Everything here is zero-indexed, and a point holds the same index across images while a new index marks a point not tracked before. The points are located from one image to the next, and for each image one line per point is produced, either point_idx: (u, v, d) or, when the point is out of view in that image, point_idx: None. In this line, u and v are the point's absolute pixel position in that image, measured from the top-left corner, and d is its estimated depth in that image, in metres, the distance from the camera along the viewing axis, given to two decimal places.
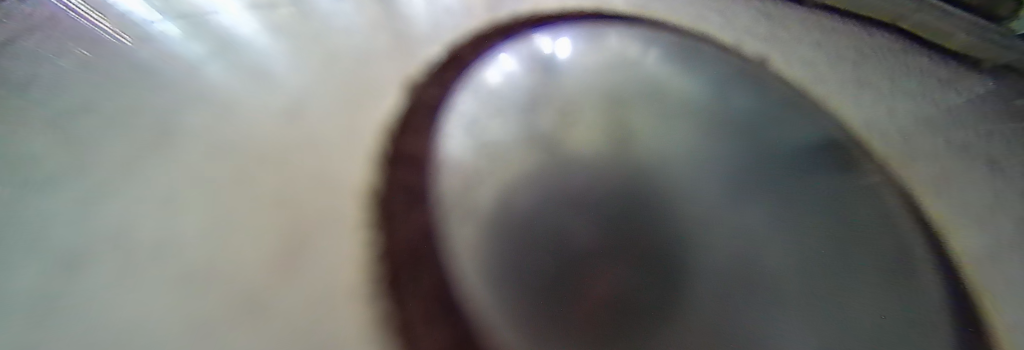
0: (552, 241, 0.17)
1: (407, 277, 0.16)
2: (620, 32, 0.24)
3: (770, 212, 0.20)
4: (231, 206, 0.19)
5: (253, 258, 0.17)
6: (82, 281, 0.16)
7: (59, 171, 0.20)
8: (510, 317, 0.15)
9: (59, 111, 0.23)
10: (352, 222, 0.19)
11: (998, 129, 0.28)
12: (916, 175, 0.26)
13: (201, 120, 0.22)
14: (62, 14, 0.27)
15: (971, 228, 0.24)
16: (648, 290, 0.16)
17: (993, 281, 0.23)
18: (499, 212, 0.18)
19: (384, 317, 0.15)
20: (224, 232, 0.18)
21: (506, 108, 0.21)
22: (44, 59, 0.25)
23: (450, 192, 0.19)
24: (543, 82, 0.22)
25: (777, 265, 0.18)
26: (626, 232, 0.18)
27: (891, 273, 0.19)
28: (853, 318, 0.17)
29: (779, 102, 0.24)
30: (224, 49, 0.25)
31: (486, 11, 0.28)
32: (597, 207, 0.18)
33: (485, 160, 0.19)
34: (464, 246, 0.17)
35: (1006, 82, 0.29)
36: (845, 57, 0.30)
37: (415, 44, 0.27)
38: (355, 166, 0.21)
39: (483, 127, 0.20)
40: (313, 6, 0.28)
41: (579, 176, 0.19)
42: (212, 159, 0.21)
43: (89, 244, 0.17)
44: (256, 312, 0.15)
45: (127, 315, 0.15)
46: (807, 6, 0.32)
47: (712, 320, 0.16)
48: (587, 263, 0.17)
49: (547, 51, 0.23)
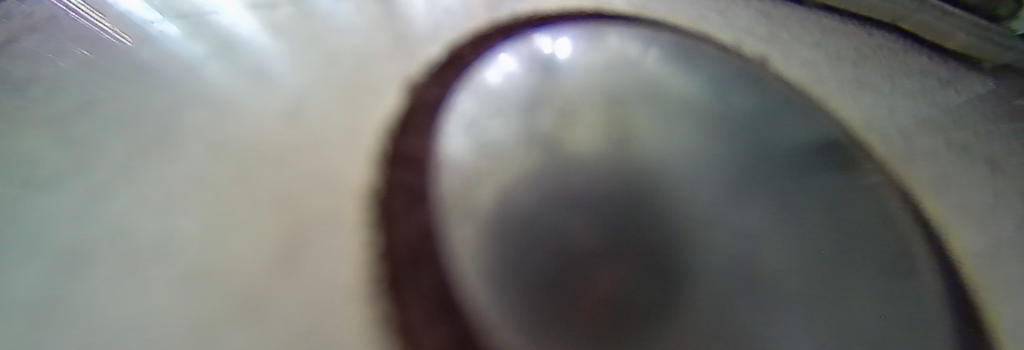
0: (552, 241, 0.17)
1: (407, 277, 0.17)
2: (620, 32, 0.24)
3: (770, 213, 0.20)
4: (230, 204, 0.19)
5: (252, 257, 0.17)
6: (87, 281, 0.17)
7: (65, 172, 0.20)
8: (511, 320, 0.15)
9: (59, 111, 0.23)
10: (353, 223, 0.19)
11: (998, 129, 0.28)
12: (916, 175, 0.26)
13: (198, 120, 0.22)
14: (62, 14, 0.27)
15: (969, 229, 0.25)
16: (644, 291, 0.17)
17: (992, 281, 0.23)
18: (499, 212, 0.18)
19: (385, 317, 0.16)
20: (223, 231, 0.18)
21: (506, 108, 0.20)
22: (45, 59, 0.25)
23: (450, 193, 0.18)
24: (543, 82, 0.21)
25: (776, 266, 0.18)
26: (625, 233, 0.18)
27: (891, 273, 0.19)
28: (853, 319, 0.17)
29: (779, 103, 0.25)
30: (223, 49, 0.25)
31: (486, 11, 0.28)
32: (597, 208, 0.18)
33: (486, 160, 0.18)
34: (464, 246, 0.17)
35: (1006, 82, 0.29)
36: (845, 56, 0.30)
37: (415, 45, 0.27)
38: (355, 166, 0.21)
39: (483, 128, 0.19)
40: (313, 6, 0.28)
41: (578, 177, 0.19)
42: (210, 157, 0.21)
43: (91, 245, 0.18)
44: (256, 312, 0.15)
45: (134, 314, 0.15)
46: (808, 6, 0.32)
47: (710, 320, 0.16)
48: (588, 262, 0.17)
49: (547, 51, 0.22)
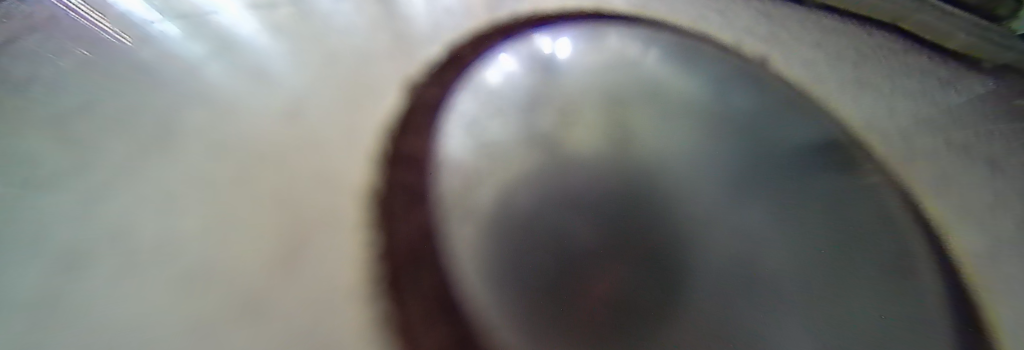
0: (552, 241, 0.17)
1: (407, 277, 0.17)
2: (620, 32, 0.24)
3: (770, 213, 0.20)
4: (230, 204, 0.19)
5: (252, 257, 0.17)
6: (87, 282, 0.17)
7: (65, 173, 0.20)
8: (511, 320, 0.15)
9: (60, 112, 0.23)
10: (353, 223, 0.19)
11: (998, 129, 0.28)
12: (916, 175, 0.26)
13: (197, 119, 0.22)
14: (62, 14, 0.27)
15: (969, 229, 0.25)
16: (644, 291, 0.17)
17: (992, 281, 0.23)
18: (499, 212, 0.18)
19: (385, 317, 0.16)
20: (224, 231, 0.18)
21: (505, 108, 0.20)
22: (46, 59, 0.25)
23: (450, 193, 0.18)
24: (543, 82, 0.21)
25: (776, 266, 0.18)
26: (625, 233, 0.18)
27: (891, 273, 0.19)
28: (853, 319, 0.17)
29: (779, 102, 0.24)
30: (224, 49, 0.25)
31: (486, 11, 0.28)
32: (597, 208, 0.18)
33: (486, 161, 0.18)
34: (463, 246, 0.17)
35: (1006, 81, 0.29)
36: (845, 57, 0.30)
37: (415, 44, 0.27)
38: (355, 166, 0.21)
39: (484, 127, 0.19)
40: (313, 5, 0.28)
41: (578, 177, 0.19)
42: (210, 157, 0.21)
43: (91, 245, 0.18)
44: (256, 312, 0.15)
45: (133, 314, 0.15)
46: (807, 6, 0.32)
47: (710, 320, 0.16)
48: (588, 262, 0.17)
49: (547, 51, 0.22)
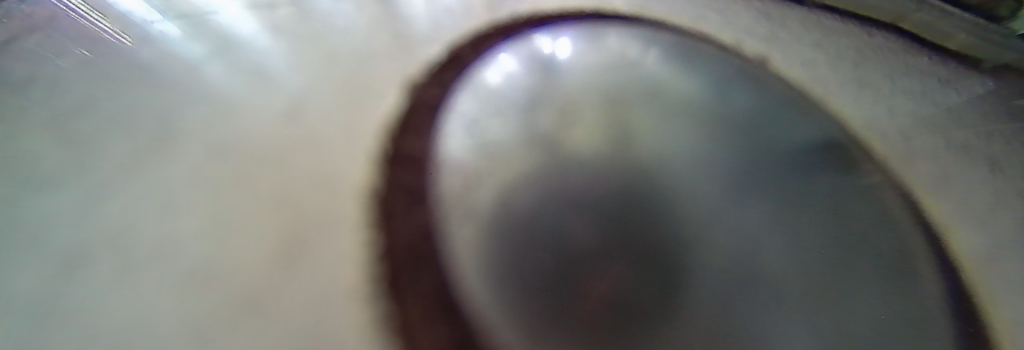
0: (553, 240, 0.16)
1: (407, 276, 0.16)
2: (620, 32, 0.24)
3: (771, 212, 0.19)
4: (234, 205, 0.19)
5: (254, 257, 0.17)
6: (83, 281, 0.16)
7: (63, 172, 0.21)
8: (510, 320, 0.15)
9: (57, 112, 0.23)
10: (352, 224, 0.19)
11: (998, 129, 0.27)
12: (914, 175, 0.26)
13: (203, 121, 0.23)
14: (62, 13, 0.26)
15: (970, 228, 0.24)
16: (648, 291, 0.16)
17: (995, 281, 0.23)
18: (498, 212, 0.17)
19: (384, 316, 0.16)
20: (225, 232, 0.18)
21: (506, 108, 0.20)
22: (44, 59, 0.25)
23: (450, 192, 0.18)
24: (542, 82, 0.21)
25: (775, 264, 0.18)
26: (627, 233, 0.17)
27: (893, 272, 0.19)
28: (854, 320, 0.17)
29: (780, 102, 0.24)
30: (224, 49, 0.25)
31: (487, 10, 0.28)
32: (598, 206, 0.18)
33: (486, 160, 0.19)
34: (463, 244, 0.17)
35: (1009, 80, 0.29)
36: (846, 55, 0.30)
37: (415, 44, 0.27)
38: (355, 166, 0.21)
39: (484, 127, 0.20)
40: (313, 6, 0.28)
41: (578, 174, 0.19)
42: (212, 160, 0.21)
43: (92, 242, 0.18)
44: (256, 313, 0.15)
45: (129, 315, 0.15)
46: (807, 6, 0.32)
47: (710, 320, 0.16)
48: (589, 263, 0.16)
49: (547, 51, 0.23)
